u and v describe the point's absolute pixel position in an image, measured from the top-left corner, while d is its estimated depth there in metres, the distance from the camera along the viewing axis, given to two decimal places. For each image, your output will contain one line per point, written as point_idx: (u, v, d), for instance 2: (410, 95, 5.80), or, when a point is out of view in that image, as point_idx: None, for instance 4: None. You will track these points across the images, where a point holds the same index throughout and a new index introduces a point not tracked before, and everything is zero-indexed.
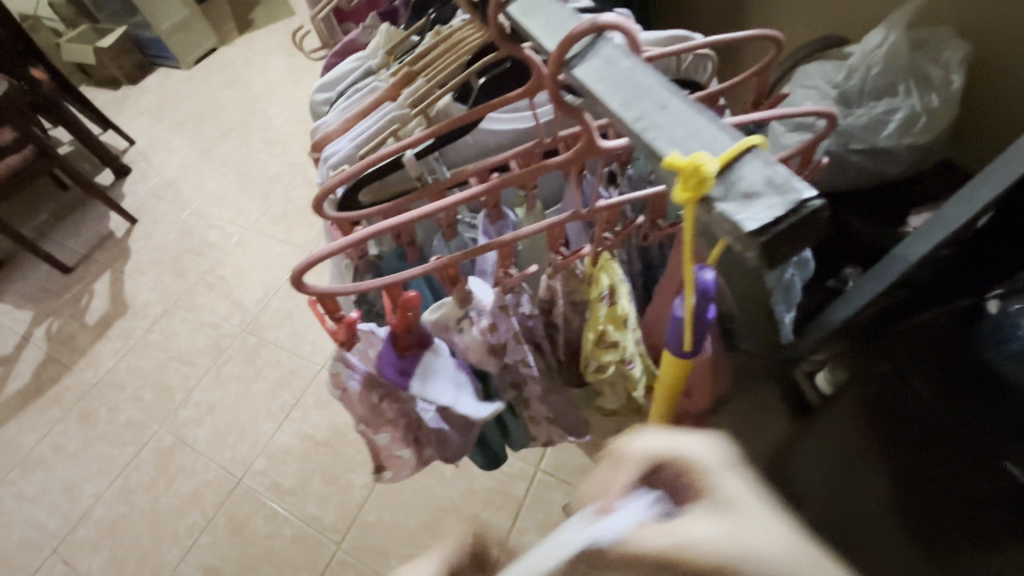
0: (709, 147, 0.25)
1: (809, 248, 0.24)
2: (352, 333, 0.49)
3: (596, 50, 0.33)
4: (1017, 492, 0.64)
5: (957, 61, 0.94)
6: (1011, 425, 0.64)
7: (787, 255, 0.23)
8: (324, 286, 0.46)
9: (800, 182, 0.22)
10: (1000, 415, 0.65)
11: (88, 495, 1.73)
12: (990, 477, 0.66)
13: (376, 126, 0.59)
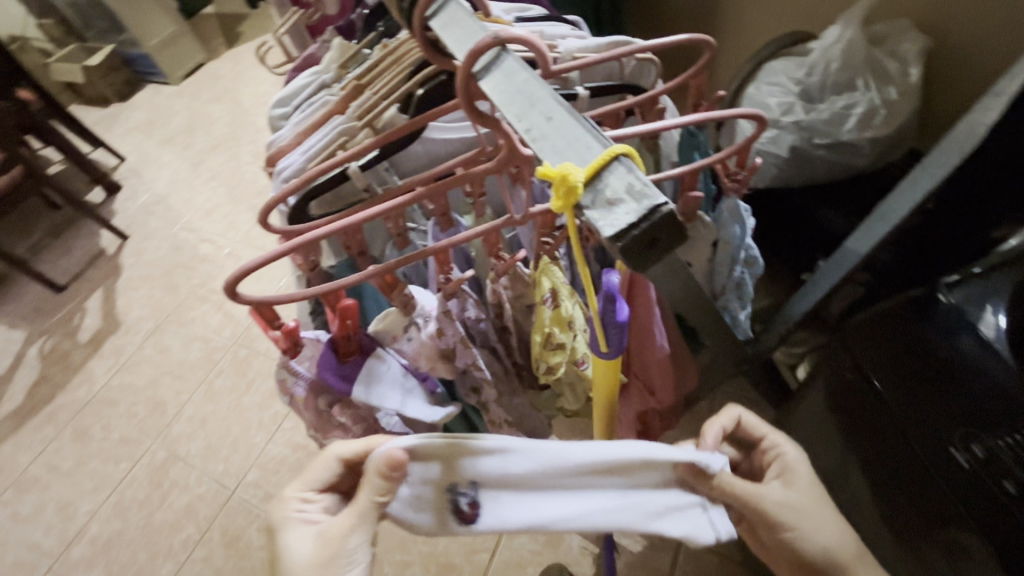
0: (581, 156, 0.26)
1: (674, 253, 0.24)
2: (294, 340, 0.50)
3: (500, 62, 0.34)
4: (969, 478, 0.58)
5: (914, 54, 0.95)
6: (961, 406, 0.61)
7: (651, 259, 0.24)
8: (258, 295, 0.47)
9: (654, 189, 0.23)
10: (952, 399, 0.62)
11: (83, 512, 1.74)
12: (942, 465, 0.60)
13: (325, 139, 0.60)
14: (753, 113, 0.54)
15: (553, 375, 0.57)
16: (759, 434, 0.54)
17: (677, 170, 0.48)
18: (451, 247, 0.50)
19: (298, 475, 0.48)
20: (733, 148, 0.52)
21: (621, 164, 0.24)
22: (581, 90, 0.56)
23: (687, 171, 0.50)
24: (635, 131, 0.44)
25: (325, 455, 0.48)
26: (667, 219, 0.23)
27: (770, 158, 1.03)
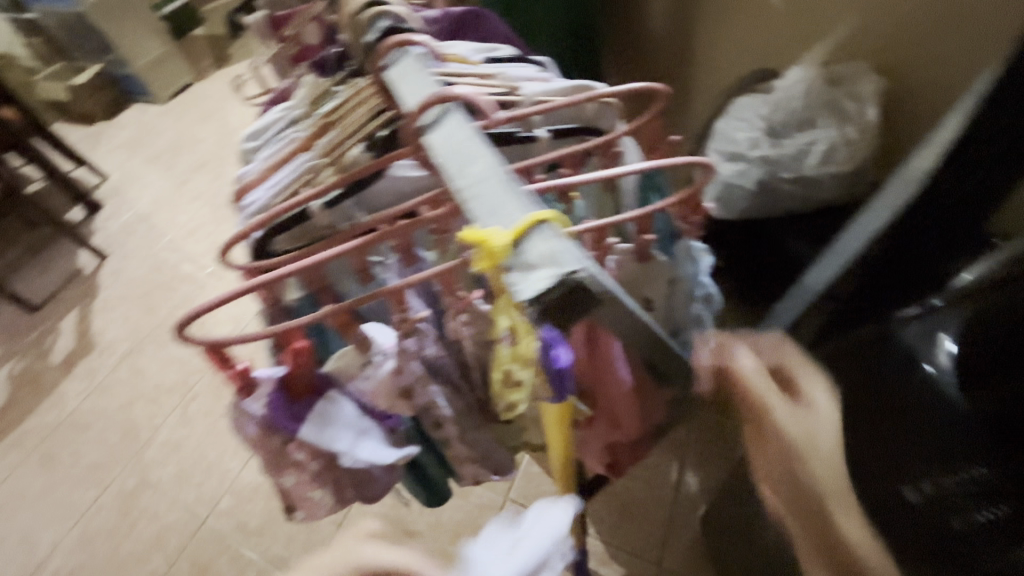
0: (506, 215, 0.27)
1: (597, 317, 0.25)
2: (249, 379, 0.52)
3: (445, 118, 0.36)
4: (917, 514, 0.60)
5: (871, 93, 0.99)
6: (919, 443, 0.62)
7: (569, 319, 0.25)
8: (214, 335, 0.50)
9: (573, 255, 0.24)
10: (909, 435, 0.63)
11: (47, 542, 1.68)
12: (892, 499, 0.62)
13: (291, 176, 0.61)
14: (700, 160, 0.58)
15: (513, 412, 0.57)
16: None
17: (628, 215, 0.51)
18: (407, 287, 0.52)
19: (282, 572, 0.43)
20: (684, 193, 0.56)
21: (546, 227, 0.25)
22: (542, 132, 0.58)
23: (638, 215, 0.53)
24: (591, 178, 0.47)
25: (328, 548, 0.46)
26: (582, 283, 0.24)
27: (739, 191, 1.08)
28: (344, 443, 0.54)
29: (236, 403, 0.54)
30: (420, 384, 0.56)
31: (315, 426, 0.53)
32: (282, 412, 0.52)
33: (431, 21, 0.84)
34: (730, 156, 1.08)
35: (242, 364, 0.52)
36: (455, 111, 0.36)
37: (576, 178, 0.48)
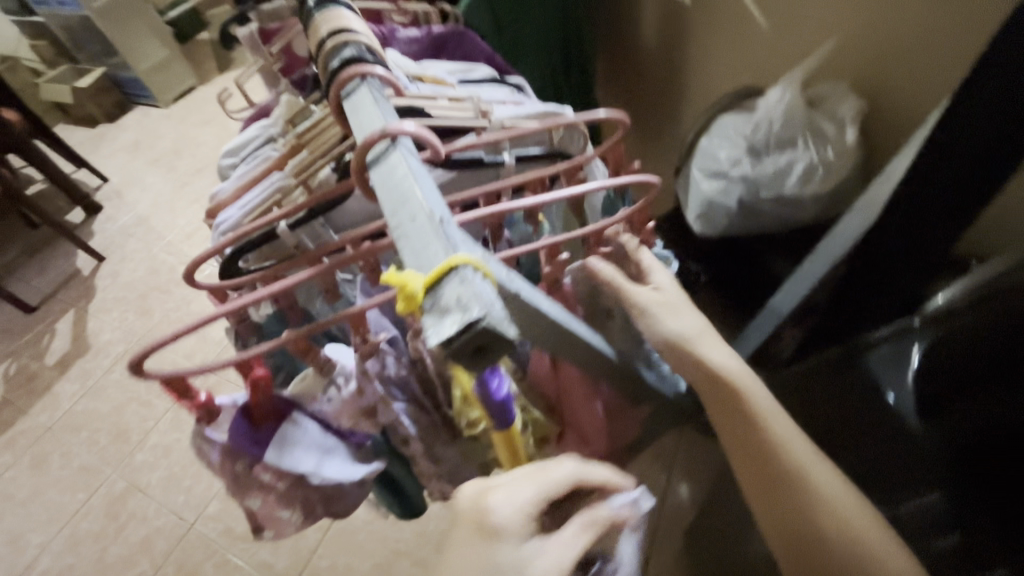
0: (427, 261, 0.28)
1: (502, 359, 0.26)
2: (209, 409, 0.53)
3: (388, 153, 0.36)
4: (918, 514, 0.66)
5: (851, 117, 1.00)
6: (898, 457, 0.71)
7: (475, 364, 0.26)
8: (170, 369, 0.50)
9: (479, 303, 0.25)
10: (890, 450, 0.71)
11: (35, 544, 1.69)
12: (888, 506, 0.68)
13: (263, 196, 0.62)
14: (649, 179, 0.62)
15: (474, 430, 0.59)
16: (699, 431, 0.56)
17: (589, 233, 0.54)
18: (367, 310, 0.52)
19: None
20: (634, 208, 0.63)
21: (460, 272, 0.26)
22: (507, 157, 0.60)
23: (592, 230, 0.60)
24: (555, 197, 0.49)
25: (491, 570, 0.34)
26: (483, 331, 0.24)
27: (720, 208, 1.08)
28: (308, 464, 0.55)
29: (198, 433, 0.54)
30: (383, 405, 0.57)
31: (278, 451, 0.54)
32: (245, 440, 0.53)
33: (412, 40, 0.87)
34: (712, 174, 1.09)
35: (200, 396, 0.52)
36: (405, 145, 0.37)
37: (540, 198, 0.49)
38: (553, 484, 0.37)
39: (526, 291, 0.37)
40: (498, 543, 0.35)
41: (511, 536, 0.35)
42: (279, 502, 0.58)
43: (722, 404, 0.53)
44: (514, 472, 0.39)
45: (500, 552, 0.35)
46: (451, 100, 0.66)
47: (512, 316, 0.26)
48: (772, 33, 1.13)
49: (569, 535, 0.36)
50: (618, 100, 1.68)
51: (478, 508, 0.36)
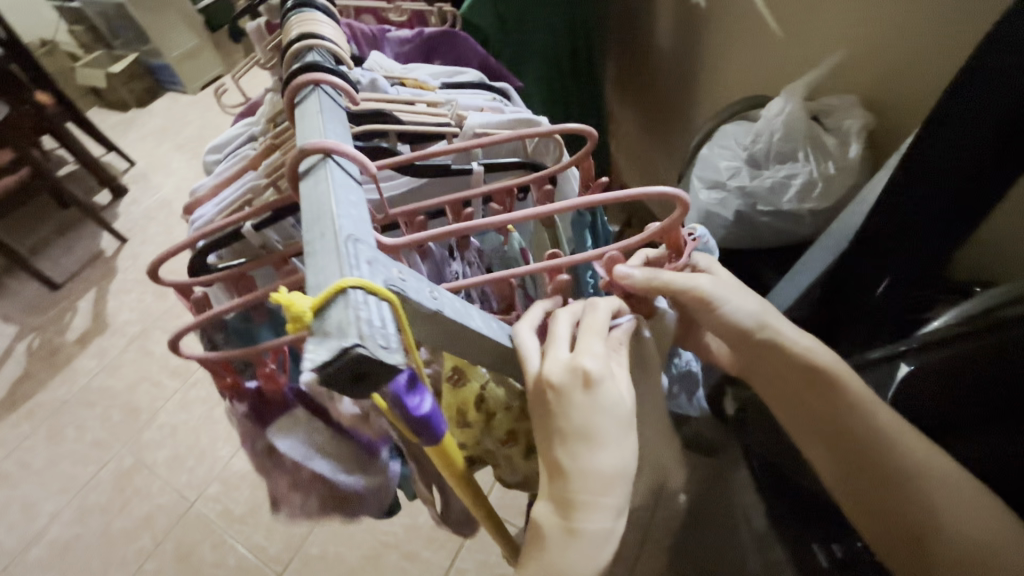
0: (320, 284, 0.28)
1: (382, 388, 0.26)
2: (233, 387, 0.55)
3: (319, 167, 0.36)
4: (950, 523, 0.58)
5: (856, 130, 0.97)
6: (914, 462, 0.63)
7: (353, 390, 0.25)
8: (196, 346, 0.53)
9: (357, 329, 0.25)
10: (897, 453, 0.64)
11: (46, 513, 1.76)
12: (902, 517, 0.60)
13: (235, 195, 0.63)
14: (677, 200, 0.45)
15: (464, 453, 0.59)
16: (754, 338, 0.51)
17: (588, 253, 0.46)
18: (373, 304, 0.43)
19: (621, 428, 0.40)
20: (659, 228, 0.48)
21: (348, 296, 0.26)
22: (476, 166, 0.59)
23: (598, 253, 0.48)
24: (522, 214, 0.42)
25: (616, 417, 0.40)
26: (357, 359, 0.24)
27: (718, 219, 1.05)
28: (297, 453, 0.54)
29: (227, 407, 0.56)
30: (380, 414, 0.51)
31: (276, 433, 0.54)
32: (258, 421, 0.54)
33: (404, 41, 0.87)
34: (711, 184, 1.06)
35: (233, 373, 0.55)
36: (340, 162, 0.37)
37: (509, 215, 0.43)
38: (601, 323, 0.44)
39: (455, 310, 0.36)
40: (602, 381, 0.40)
41: (607, 372, 0.40)
42: (299, 483, 0.55)
43: (757, 348, 0.52)
44: (561, 339, 0.43)
45: (606, 383, 0.40)
46: (429, 104, 0.66)
47: (399, 343, 0.26)
48: (783, 40, 1.10)
49: (619, 358, 0.45)
50: (632, 103, 1.65)
51: (572, 367, 0.40)
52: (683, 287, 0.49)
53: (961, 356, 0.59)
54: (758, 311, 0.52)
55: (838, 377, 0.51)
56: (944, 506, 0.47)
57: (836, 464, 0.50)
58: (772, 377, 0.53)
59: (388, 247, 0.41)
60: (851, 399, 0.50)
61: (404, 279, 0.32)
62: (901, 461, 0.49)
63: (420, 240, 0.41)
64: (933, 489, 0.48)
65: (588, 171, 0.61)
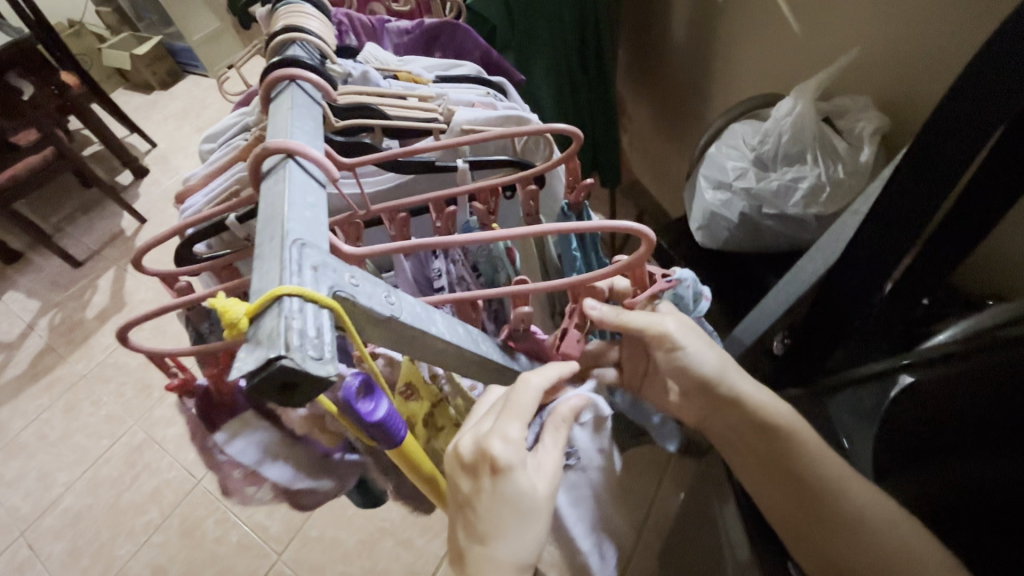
0: (258, 289, 0.28)
1: (309, 402, 0.26)
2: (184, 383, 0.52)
3: (280, 167, 0.35)
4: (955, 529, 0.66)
5: (868, 135, 0.93)
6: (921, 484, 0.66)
7: (286, 401, 0.26)
8: (151, 344, 0.50)
9: (282, 339, 0.25)
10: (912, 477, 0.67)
11: (60, 483, 1.82)
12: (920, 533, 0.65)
13: (223, 186, 0.63)
14: (641, 232, 0.44)
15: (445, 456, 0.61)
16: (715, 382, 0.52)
17: (555, 280, 0.44)
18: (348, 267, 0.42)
19: (521, 525, 0.38)
20: (625, 263, 0.47)
21: (282, 305, 0.26)
22: (460, 162, 0.58)
23: (566, 284, 0.45)
24: (469, 237, 0.39)
25: (518, 511, 0.38)
26: (281, 371, 0.24)
27: (722, 221, 1.03)
28: (248, 457, 0.50)
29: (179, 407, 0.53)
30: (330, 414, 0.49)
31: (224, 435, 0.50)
32: (207, 422, 0.50)
33: (403, 32, 0.85)
34: (716, 184, 1.04)
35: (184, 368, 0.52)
36: (303, 164, 0.36)
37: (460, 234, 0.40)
38: (529, 403, 0.42)
39: (414, 315, 0.36)
40: (511, 468, 0.38)
41: (519, 461, 0.39)
42: (250, 474, 0.52)
43: (717, 402, 0.53)
44: (488, 415, 0.42)
45: (516, 473, 0.38)
46: (420, 100, 0.65)
47: (334, 356, 0.26)
48: (801, 36, 1.05)
49: (551, 438, 0.43)
50: (646, 97, 1.61)
51: (481, 451, 0.39)
52: (641, 326, 0.49)
53: (962, 373, 0.62)
54: (721, 362, 0.52)
55: (790, 430, 0.52)
56: (885, 556, 0.48)
57: (798, 507, 0.51)
58: (727, 429, 0.54)
59: (347, 255, 0.39)
60: (801, 443, 0.52)
61: (355, 284, 0.32)
62: (843, 503, 0.51)
63: (382, 249, 0.40)
64: (872, 530, 0.49)
65: (573, 170, 0.60)
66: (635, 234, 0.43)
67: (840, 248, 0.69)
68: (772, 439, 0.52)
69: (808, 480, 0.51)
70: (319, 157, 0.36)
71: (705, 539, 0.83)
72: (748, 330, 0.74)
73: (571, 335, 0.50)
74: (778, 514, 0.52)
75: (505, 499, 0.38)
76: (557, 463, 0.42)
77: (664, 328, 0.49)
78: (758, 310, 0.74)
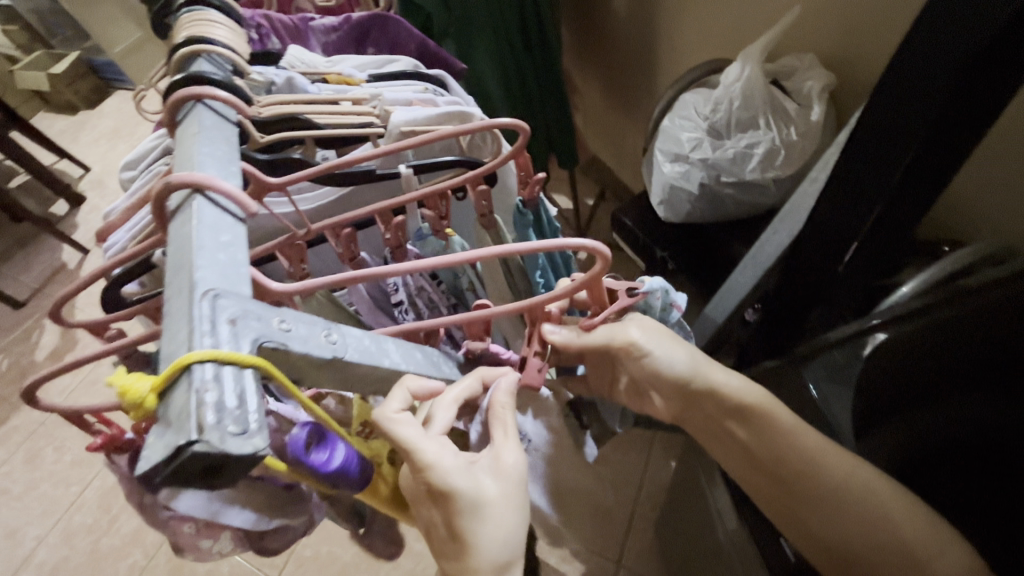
0: (157, 360, 0.25)
1: (238, 481, 0.24)
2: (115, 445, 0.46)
3: (187, 206, 0.31)
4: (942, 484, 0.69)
5: (817, 93, 0.92)
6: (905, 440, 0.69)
7: (215, 481, 0.23)
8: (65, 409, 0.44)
9: (190, 420, 0.22)
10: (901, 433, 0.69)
11: (31, 537, 1.72)
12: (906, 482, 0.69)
13: (148, 220, 0.57)
14: (597, 251, 0.41)
15: None
16: (684, 376, 0.52)
17: (511, 304, 0.41)
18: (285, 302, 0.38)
19: (490, 530, 0.36)
20: (578, 284, 0.43)
21: (192, 374, 0.23)
22: (403, 168, 0.54)
23: (524, 305, 0.43)
24: (416, 269, 0.37)
25: (483, 518, 0.36)
26: (194, 458, 0.22)
27: (683, 194, 1.02)
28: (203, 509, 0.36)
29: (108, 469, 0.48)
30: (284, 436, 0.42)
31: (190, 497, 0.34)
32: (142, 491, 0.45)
33: (330, 29, 0.79)
34: (673, 157, 1.02)
35: (109, 423, 0.46)
36: (214, 199, 0.32)
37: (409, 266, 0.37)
38: (408, 433, 0.36)
39: (362, 350, 0.33)
40: (457, 488, 0.36)
41: (462, 476, 0.36)
42: (203, 527, 0.51)
43: (691, 397, 0.52)
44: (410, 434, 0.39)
45: (462, 489, 0.36)
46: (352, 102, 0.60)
47: (263, 428, 0.24)
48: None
49: (502, 432, 0.41)
50: (597, 72, 1.57)
51: (421, 483, 0.37)
52: (606, 340, 0.49)
53: (930, 326, 0.63)
54: (691, 358, 0.52)
55: (764, 409, 0.52)
56: (876, 535, 0.48)
57: (781, 493, 0.51)
58: (704, 421, 0.53)
59: (274, 294, 0.36)
60: (777, 426, 0.51)
61: (287, 329, 0.28)
62: (823, 480, 0.49)
63: (323, 283, 0.36)
64: (854, 504, 0.49)
65: (523, 165, 0.57)
66: (590, 251, 0.40)
67: (803, 220, 0.72)
68: (745, 429, 0.52)
69: (792, 461, 0.50)
70: (229, 190, 0.32)
71: (697, 513, 0.83)
72: (721, 306, 0.76)
73: (531, 364, 0.47)
74: (765, 500, 0.53)
75: (458, 512, 0.36)
76: (514, 458, 0.39)
77: (632, 337, 0.50)
78: (729, 285, 0.75)
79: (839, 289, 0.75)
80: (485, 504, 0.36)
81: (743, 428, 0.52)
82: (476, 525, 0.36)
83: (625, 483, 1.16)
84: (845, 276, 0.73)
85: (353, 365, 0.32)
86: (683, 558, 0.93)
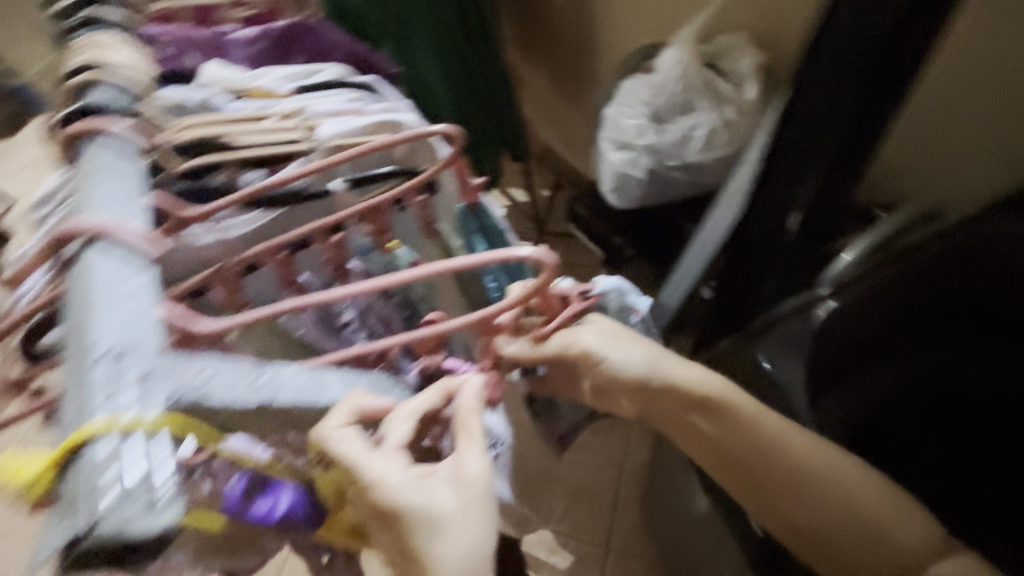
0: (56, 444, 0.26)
1: (149, 555, 0.25)
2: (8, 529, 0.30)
3: (87, 253, 0.30)
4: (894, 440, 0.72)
5: (749, 72, 0.95)
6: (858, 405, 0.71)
7: (123, 564, 0.24)
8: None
9: (89, 504, 0.23)
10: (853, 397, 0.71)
11: None
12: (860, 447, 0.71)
13: None
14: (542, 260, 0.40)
15: None
16: (641, 371, 0.52)
17: (460, 321, 0.40)
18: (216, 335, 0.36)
19: (453, 548, 0.33)
20: (526, 293, 0.42)
21: (88, 454, 0.24)
22: (338, 185, 0.53)
23: (474, 320, 0.42)
24: (356, 292, 0.36)
25: (442, 536, 0.34)
26: (98, 539, 0.23)
27: (632, 181, 1.01)
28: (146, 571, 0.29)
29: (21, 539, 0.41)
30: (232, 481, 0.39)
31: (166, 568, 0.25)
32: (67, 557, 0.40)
33: (251, 40, 0.74)
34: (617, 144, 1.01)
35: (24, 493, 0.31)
36: (115, 243, 0.30)
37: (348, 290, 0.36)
38: (352, 449, 0.34)
39: (297, 389, 0.31)
40: (409, 505, 0.34)
41: (414, 493, 0.34)
42: None
43: (654, 396, 0.52)
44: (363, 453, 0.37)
45: (411, 503, 0.34)
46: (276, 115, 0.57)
47: (171, 499, 0.25)
48: None
49: (465, 439, 0.38)
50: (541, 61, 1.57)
51: (370, 507, 0.34)
52: (561, 348, 0.50)
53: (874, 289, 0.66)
54: (647, 354, 0.52)
55: (721, 397, 0.52)
56: (837, 511, 0.50)
57: (750, 479, 0.52)
58: (670, 416, 0.53)
59: (200, 334, 0.34)
60: (740, 416, 0.52)
61: (203, 379, 0.28)
62: (788, 465, 0.51)
63: (252, 317, 0.35)
64: (819, 484, 0.51)
65: (461, 174, 0.55)
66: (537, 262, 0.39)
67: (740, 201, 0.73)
68: (708, 414, 0.52)
69: (755, 448, 0.51)
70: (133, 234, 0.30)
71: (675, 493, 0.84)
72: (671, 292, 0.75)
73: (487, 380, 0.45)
74: (737, 486, 0.54)
75: (413, 533, 0.34)
76: (478, 464, 0.37)
77: (584, 341, 0.50)
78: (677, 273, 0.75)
79: (780, 260, 0.77)
80: (446, 520, 0.34)
81: (709, 420, 0.52)
82: (435, 542, 0.33)
83: (605, 469, 1.17)
84: (784, 248, 0.75)
85: (284, 409, 0.31)
86: (668, 536, 0.94)
